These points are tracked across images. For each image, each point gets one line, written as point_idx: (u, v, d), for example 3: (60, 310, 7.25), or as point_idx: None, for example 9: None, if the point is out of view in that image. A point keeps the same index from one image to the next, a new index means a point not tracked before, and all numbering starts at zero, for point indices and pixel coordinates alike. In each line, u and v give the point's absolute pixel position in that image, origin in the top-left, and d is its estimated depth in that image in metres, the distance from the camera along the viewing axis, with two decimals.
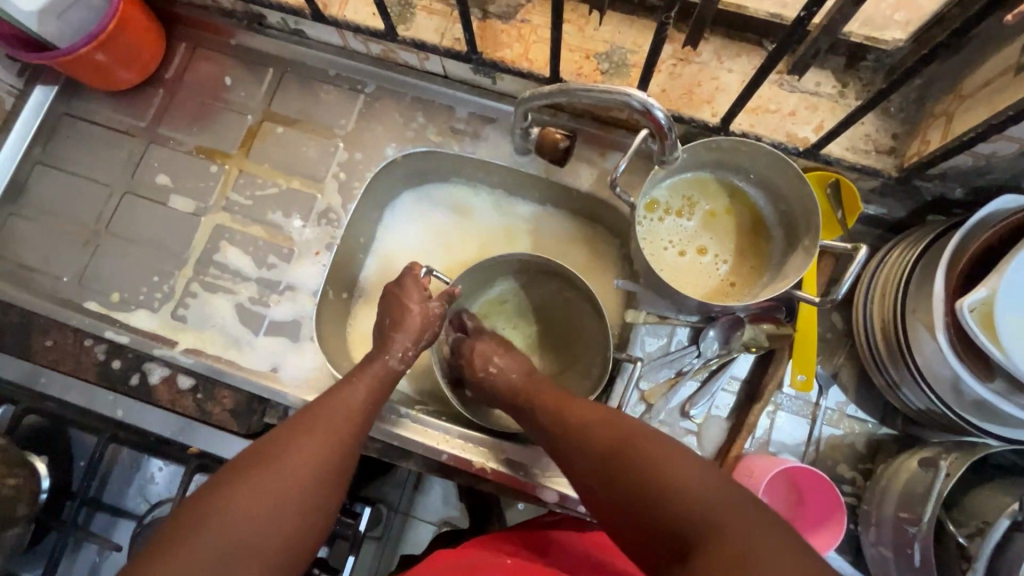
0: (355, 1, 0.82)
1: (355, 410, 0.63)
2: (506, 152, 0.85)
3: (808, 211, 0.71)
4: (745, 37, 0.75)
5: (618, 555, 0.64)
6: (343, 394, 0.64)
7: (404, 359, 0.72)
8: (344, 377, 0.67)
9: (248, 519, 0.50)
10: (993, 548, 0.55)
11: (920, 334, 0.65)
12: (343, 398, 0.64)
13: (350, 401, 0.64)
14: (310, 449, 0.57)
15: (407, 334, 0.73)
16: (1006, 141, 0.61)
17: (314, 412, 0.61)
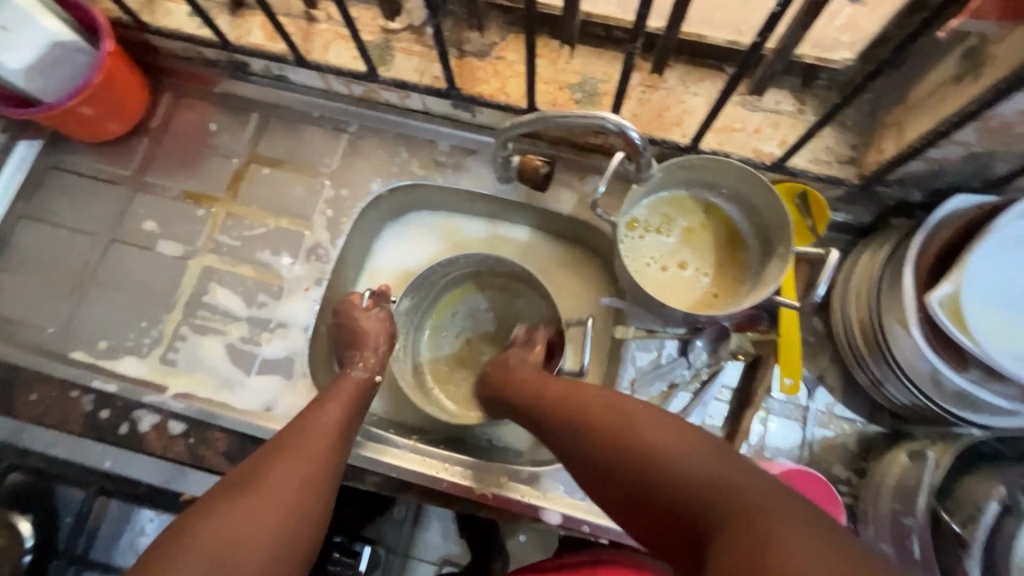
0: (336, 46, 0.86)
1: (337, 425, 0.64)
2: (488, 181, 0.88)
3: (779, 221, 0.75)
4: (707, 63, 0.80)
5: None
6: (325, 410, 0.65)
7: (365, 369, 0.74)
8: (320, 398, 0.67)
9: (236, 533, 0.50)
10: (987, 533, 0.55)
11: (896, 332, 0.69)
12: (325, 413, 0.65)
13: (331, 417, 0.65)
14: (296, 463, 0.57)
15: (365, 351, 0.76)
16: (954, 146, 0.65)
17: (297, 427, 0.62)
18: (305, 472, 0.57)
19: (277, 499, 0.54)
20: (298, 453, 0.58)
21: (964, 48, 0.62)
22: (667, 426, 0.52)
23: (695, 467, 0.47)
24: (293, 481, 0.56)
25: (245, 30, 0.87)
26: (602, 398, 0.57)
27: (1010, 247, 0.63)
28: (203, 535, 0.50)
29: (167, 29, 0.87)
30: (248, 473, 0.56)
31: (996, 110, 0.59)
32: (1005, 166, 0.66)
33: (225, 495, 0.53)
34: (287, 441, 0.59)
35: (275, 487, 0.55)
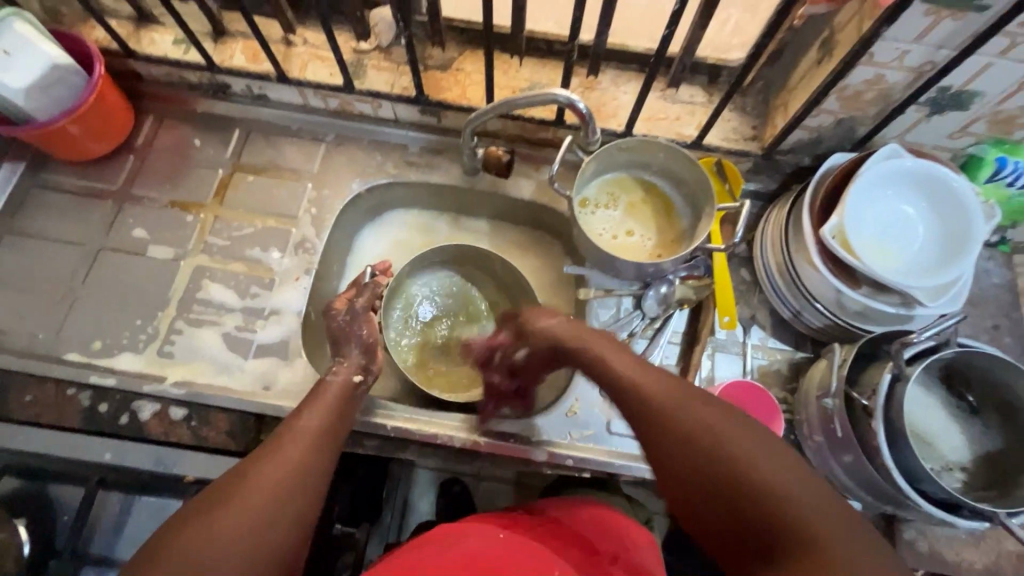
0: (314, 65, 0.97)
1: (318, 428, 0.66)
2: (457, 175, 1.00)
3: (703, 188, 0.91)
4: (632, 67, 0.97)
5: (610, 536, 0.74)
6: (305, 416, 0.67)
7: (341, 373, 0.75)
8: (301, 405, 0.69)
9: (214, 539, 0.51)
10: (886, 398, 0.69)
11: (804, 265, 0.84)
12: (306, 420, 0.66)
13: (314, 422, 0.66)
14: (273, 466, 0.59)
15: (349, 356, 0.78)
16: (825, 114, 0.83)
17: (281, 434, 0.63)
18: (282, 475, 0.58)
19: (250, 504, 0.55)
20: (284, 447, 0.61)
21: (819, 40, 0.80)
22: (729, 426, 0.54)
23: (751, 473, 0.51)
24: (269, 485, 0.57)
25: (228, 54, 0.97)
26: (667, 389, 0.59)
27: (876, 187, 0.81)
28: (197, 522, 0.52)
29: (154, 56, 0.96)
30: (229, 481, 0.57)
31: (847, 81, 0.77)
32: (864, 128, 0.85)
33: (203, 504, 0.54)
34: (267, 448, 0.61)
35: (265, 475, 0.58)
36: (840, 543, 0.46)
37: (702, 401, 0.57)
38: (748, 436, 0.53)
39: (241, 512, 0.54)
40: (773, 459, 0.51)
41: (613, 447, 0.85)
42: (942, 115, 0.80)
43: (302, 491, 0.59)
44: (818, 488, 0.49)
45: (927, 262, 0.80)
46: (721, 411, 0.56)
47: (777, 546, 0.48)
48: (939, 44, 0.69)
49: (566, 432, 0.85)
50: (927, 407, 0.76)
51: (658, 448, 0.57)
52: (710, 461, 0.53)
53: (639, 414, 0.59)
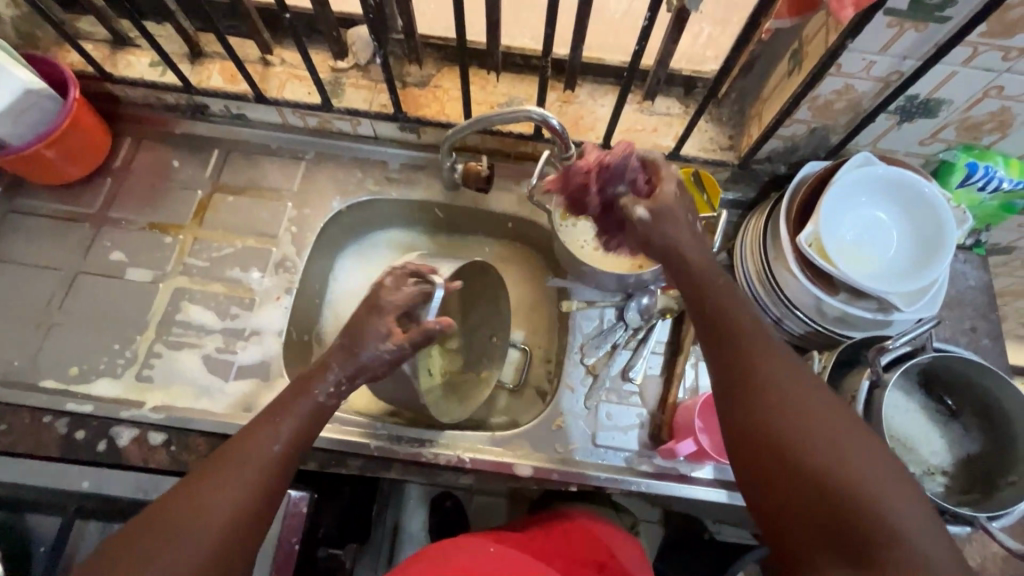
0: (292, 84, 0.97)
1: (278, 448, 0.64)
2: (438, 191, 1.00)
3: (682, 198, 0.90)
4: (609, 80, 0.98)
5: (586, 543, 0.79)
6: (266, 432, 0.65)
7: (333, 395, 0.70)
8: (270, 414, 0.67)
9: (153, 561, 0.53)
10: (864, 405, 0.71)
11: (782, 273, 0.85)
12: (267, 436, 0.64)
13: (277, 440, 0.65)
14: (219, 489, 0.59)
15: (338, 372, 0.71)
16: (798, 124, 0.84)
17: (237, 450, 0.63)
18: (229, 501, 0.59)
19: (192, 529, 0.56)
20: (229, 474, 0.60)
21: (789, 51, 0.81)
22: (807, 393, 0.57)
23: (827, 432, 0.54)
24: (214, 510, 0.57)
25: (205, 75, 0.97)
26: (761, 344, 0.61)
27: (850, 195, 0.82)
28: (140, 542, 0.54)
29: (130, 78, 0.96)
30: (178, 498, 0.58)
31: (817, 92, 0.78)
32: (837, 137, 0.86)
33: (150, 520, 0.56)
34: (219, 466, 0.61)
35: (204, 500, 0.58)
36: (891, 500, 0.49)
37: (786, 360, 0.60)
38: (820, 401, 0.56)
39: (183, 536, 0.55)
40: (837, 427, 0.54)
41: (599, 459, 0.85)
42: (912, 123, 0.81)
43: (247, 518, 0.59)
44: (882, 456, 0.52)
45: (902, 267, 0.81)
46: (800, 374, 0.58)
47: (842, 510, 0.50)
48: (904, 54, 0.71)
49: (552, 446, 0.85)
50: (908, 413, 0.76)
51: (731, 400, 0.60)
52: (801, 424, 0.55)
53: (726, 359, 0.62)
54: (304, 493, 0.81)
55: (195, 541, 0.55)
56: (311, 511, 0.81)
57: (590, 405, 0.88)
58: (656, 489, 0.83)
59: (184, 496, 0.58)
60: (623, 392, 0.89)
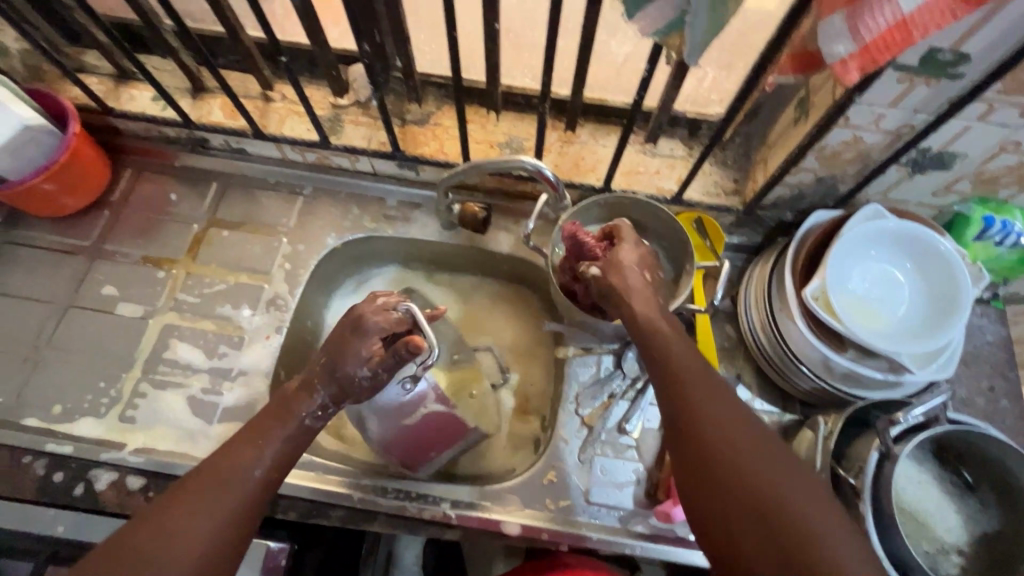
0: (292, 120, 0.97)
1: (260, 475, 0.64)
2: (434, 229, 0.98)
3: (683, 245, 0.87)
4: (611, 121, 0.96)
5: None
6: (247, 458, 0.64)
7: (319, 418, 0.70)
8: (249, 437, 0.66)
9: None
10: (872, 477, 0.67)
11: (788, 327, 0.81)
12: (247, 462, 0.64)
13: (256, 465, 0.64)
14: (202, 513, 0.58)
15: (314, 394, 0.69)
16: (804, 172, 0.82)
17: (213, 474, 0.62)
18: (212, 523, 0.58)
19: (171, 551, 0.55)
20: (206, 495, 0.60)
21: (796, 99, 0.78)
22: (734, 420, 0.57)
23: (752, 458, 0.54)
24: (199, 532, 0.57)
25: (206, 110, 0.97)
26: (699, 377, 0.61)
27: (858, 247, 0.78)
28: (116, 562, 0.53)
29: (131, 112, 0.96)
30: (154, 522, 0.57)
31: (824, 142, 0.75)
32: (846, 186, 0.83)
33: (127, 543, 0.55)
34: (197, 488, 0.60)
35: (192, 521, 0.57)
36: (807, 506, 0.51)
37: (713, 382, 0.61)
38: (746, 426, 0.57)
39: (165, 556, 0.55)
40: (760, 446, 0.55)
41: (592, 518, 0.81)
42: (925, 174, 0.78)
43: (230, 539, 0.59)
44: (807, 478, 0.53)
45: (915, 325, 0.77)
46: (729, 394, 0.60)
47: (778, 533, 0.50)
48: (915, 108, 0.68)
49: (542, 502, 0.81)
50: (920, 485, 0.72)
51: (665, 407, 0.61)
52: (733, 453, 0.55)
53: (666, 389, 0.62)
54: (283, 544, 0.78)
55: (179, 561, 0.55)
56: (289, 564, 0.78)
57: (584, 459, 0.84)
58: (652, 553, 0.79)
59: (175, 515, 0.57)
60: (619, 446, 0.85)
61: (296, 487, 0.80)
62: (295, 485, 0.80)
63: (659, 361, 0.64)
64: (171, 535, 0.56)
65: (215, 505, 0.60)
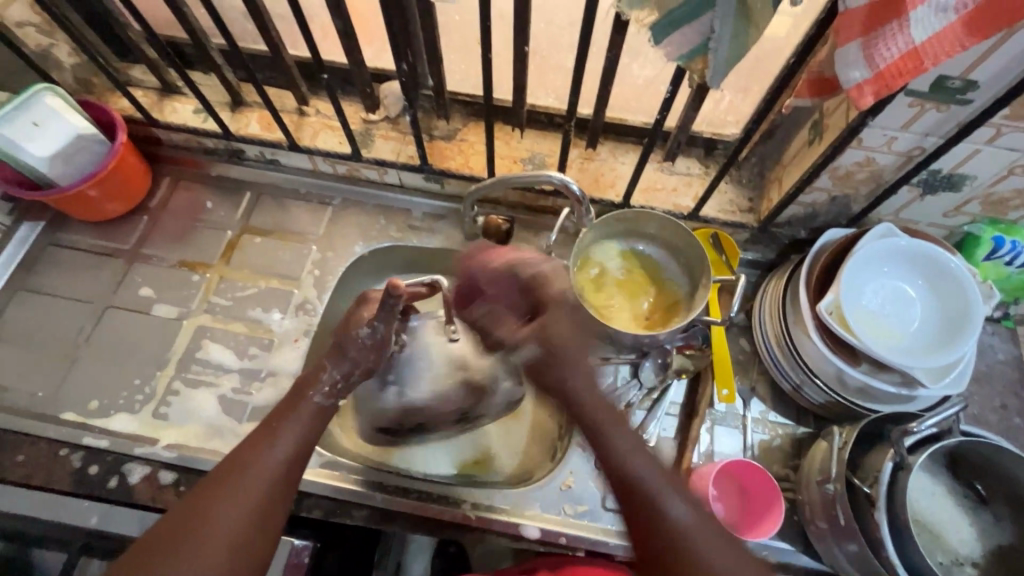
0: (325, 134, 1.01)
1: (287, 461, 0.66)
2: (457, 240, 1.02)
3: (699, 259, 0.90)
4: (630, 139, 1.00)
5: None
6: (275, 445, 0.66)
7: (328, 394, 0.71)
8: (273, 425, 0.68)
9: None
10: (886, 487, 0.69)
11: (802, 340, 0.83)
12: (274, 450, 0.66)
13: (282, 453, 0.66)
14: (237, 503, 0.61)
15: (333, 369, 0.72)
16: (818, 192, 0.85)
17: (241, 465, 0.64)
18: (249, 512, 0.61)
19: (214, 544, 0.58)
20: (238, 486, 0.62)
21: (810, 122, 0.82)
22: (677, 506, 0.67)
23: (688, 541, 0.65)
24: (237, 522, 0.60)
25: (244, 122, 1.02)
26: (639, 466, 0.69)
27: (870, 265, 0.81)
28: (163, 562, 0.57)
29: (174, 124, 1.01)
30: (191, 517, 0.59)
31: (838, 163, 0.78)
32: (859, 205, 0.86)
33: (171, 544, 0.58)
34: (229, 479, 0.62)
35: (229, 513, 0.60)
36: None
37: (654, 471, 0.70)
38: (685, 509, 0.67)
39: (209, 550, 0.58)
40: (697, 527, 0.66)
41: (608, 524, 0.83)
42: (935, 196, 0.81)
43: (267, 523, 0.62)
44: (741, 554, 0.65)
45: (926, 340, 0.79)
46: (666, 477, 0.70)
47: None
48: (927, 131, 0.71)
49: (560, 507, 0.83)
50: (933, 497, 0.74)
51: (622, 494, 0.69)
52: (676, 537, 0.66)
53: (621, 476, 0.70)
54: (307, 542, 0.80)
55: (224, 553, 0.58)
56: (311, 561, 0.80)
57: (601, 466, 0.86)
58: None
59: (212, 509, 0.60)
60: None
61: (321, 486, 0.82)
62: (320, 483, 0.82)
63: (606, 451, 0.71)
64: (211, 529, 0.59)
65: (245, 491, 0.62)
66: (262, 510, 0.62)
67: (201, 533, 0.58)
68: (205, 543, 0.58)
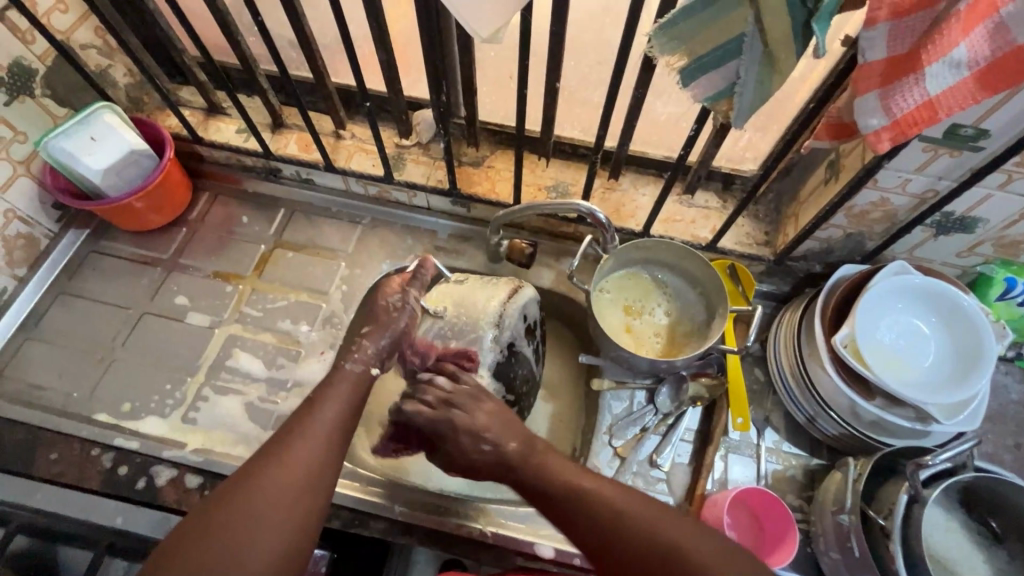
0: (359, 156, 1.06)
1: (335, 420, 0.68)
2: (481, 262, 1.06)
3: (717, 288, 0.93)
4: (650, 172, 1.03)
5: None
6: (320, 407, 0.68)
7: (359, 361, 0.73)
8: (318, 393, 0.70)
9: (249, 520, 0.58)
10: (902, 519, 0.70)
11: (817, 371, 0.85)
12: (322, 409, 0.68)
13: (331, 413, 0.68)
14: (291, 456, 0.63)
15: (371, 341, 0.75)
16: (833, 228, 0.88)
17: (292, 427, 0.66)
18: (305, 464, 0.63)
19: (273, 493, 0.60)
20: (291, 442, 0.64)
21: (826, 161, 0.85)
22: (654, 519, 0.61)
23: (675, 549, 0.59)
24: (293, 472, 0.62)
25: (283, 142, 1.07)
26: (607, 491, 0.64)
27: (883, 301, 0.83)
28: (226, 510, 0.59)
29: (218, 142, 1.07)
30: (249, 471, 0.62)
31: (853, 202, 0.82)
32: (873, 243, 0.89)
33: (232, 494, 0.60)
34: (282, 438, 0.65)
35: (282, 467, 0.62)
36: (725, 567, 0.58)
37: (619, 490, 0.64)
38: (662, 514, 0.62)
39: (270, 497, 0.60)
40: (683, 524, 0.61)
41: None
42: (948, 236, 0.84)
43: (324, 475, 0.64)
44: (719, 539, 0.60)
45: (941, 377, 0.81)
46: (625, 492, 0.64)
47: None
48: (939, 175, 0.74)
49: None
50: (947, 532, 0.74)
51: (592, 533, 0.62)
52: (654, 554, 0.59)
53: (585, 518, 0.63)
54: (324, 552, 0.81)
55: (286, 500, 0.60)
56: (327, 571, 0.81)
57: None
58: None
59: (268, 463, 0.62)
60: (649, 478, 0.88)
61: (341, 496, 0.84)
62: (341, 494, 0.84)
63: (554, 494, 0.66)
64: (267, 481, 0.61)
65: (293, 462, 0.63)
66: (315, 480, 0.63)
67: (258, 501, 0.59)
68: (267, 508, 0.59)
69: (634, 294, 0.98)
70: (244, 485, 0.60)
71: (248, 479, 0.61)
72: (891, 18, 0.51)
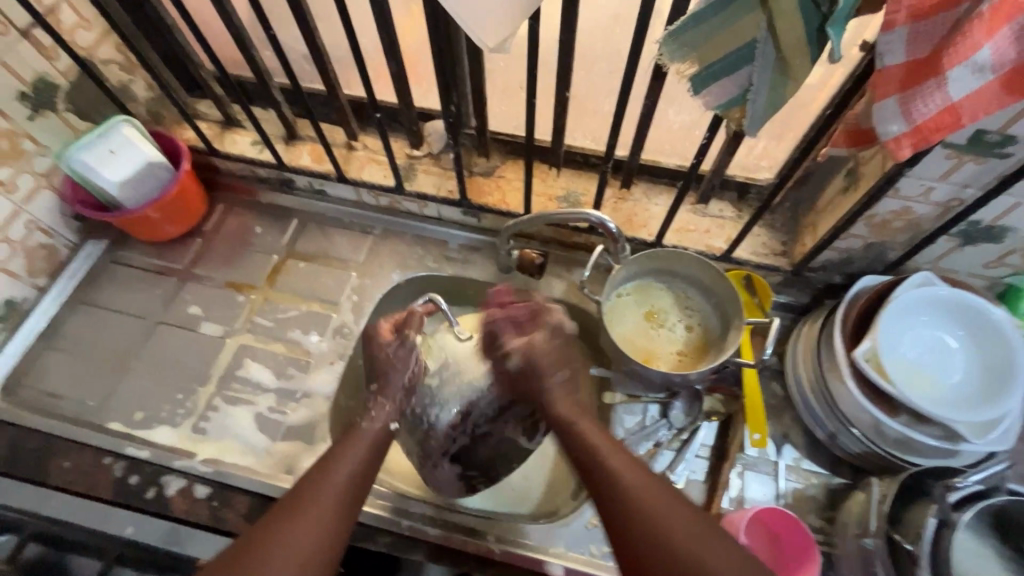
0: (370, 167, 1.07)
1: (358, 471, 0.70)
2: (491, 273, 1.05)
3: (732, 300, 0.90)
4: (663, 180, 1.02)
5: None
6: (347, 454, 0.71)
7: (378, 421, 0.76)
8: (342, 443, 0.73)
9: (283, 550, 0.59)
10: (931, 544, 0.66)
11: (838, 386, 0.82)
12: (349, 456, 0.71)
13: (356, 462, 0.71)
14: (321, 496, 0.65)
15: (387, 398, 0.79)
16: (853, 238, 0.85)
17: (321, 470, 0.68)
18: (332, 505, 0.65)
19: (305, 527, 0.61)
20: (321, 485, 0.66)
21: (844, 170, 0.83)
22: (671, 517, 0.60)
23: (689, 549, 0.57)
24: (322, 510, 0.63)
25: (296, 154, 1.08)
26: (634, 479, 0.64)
27: (908, 313, 0.80)
28: (261, 539, 0.59)
29: (233, 154, 1.08)
30: (286, 506, 0.63)
31: (874, 211, 0.79)
32: (895, 253, 0.86)
33: (269, 524, 0.61)
34: (314, 479, 0.67)
35: (315, 504, 0.64)
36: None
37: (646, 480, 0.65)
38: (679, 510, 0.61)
39: (304, 531, 0.61)
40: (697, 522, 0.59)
41: None
42: (975, 246, 0.81)
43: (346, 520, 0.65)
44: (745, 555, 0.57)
45: (969, 394, 0.77)
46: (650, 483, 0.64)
47: None
48: (965, 182, 0.71)
49: (586, 546, 0.82)
50: (981, 558, 0.70)
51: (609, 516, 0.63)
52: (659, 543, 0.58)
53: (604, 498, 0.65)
54: None
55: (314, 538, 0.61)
56: None
57: None
58: None
59: (302, 501, 0.64)
60: None
61: None
62: None
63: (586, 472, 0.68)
64: (299, 516, 0.62)
65: (322, 500, 0.64)
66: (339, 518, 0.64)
67: (293, 532, 0.60)
68: (300, 533, 0.60)
69: (652, 303, 0.96)
70: (282, 517, 0.62)
71: (284, 512, 0.62)
72: (910, 21, 0.49)
